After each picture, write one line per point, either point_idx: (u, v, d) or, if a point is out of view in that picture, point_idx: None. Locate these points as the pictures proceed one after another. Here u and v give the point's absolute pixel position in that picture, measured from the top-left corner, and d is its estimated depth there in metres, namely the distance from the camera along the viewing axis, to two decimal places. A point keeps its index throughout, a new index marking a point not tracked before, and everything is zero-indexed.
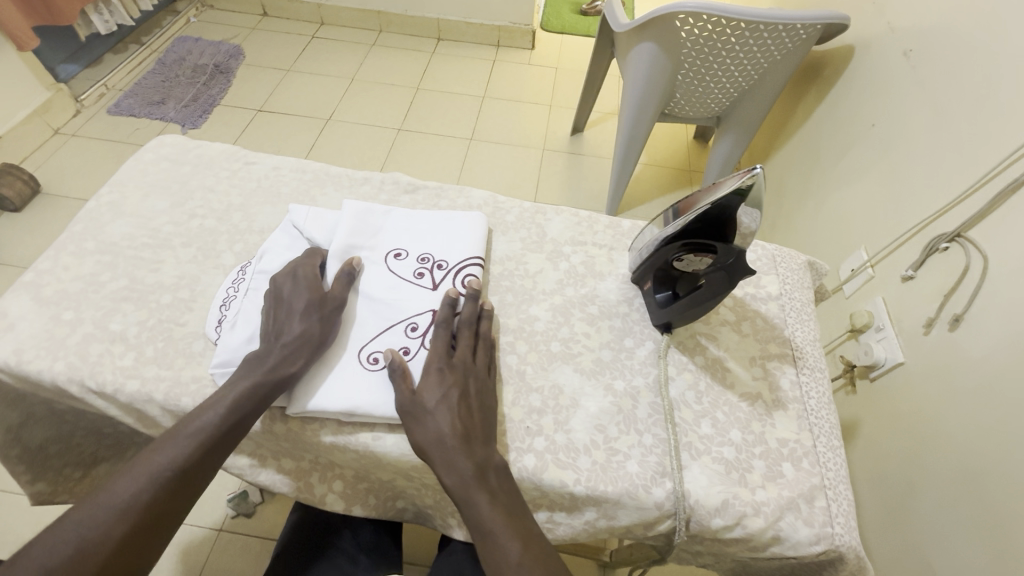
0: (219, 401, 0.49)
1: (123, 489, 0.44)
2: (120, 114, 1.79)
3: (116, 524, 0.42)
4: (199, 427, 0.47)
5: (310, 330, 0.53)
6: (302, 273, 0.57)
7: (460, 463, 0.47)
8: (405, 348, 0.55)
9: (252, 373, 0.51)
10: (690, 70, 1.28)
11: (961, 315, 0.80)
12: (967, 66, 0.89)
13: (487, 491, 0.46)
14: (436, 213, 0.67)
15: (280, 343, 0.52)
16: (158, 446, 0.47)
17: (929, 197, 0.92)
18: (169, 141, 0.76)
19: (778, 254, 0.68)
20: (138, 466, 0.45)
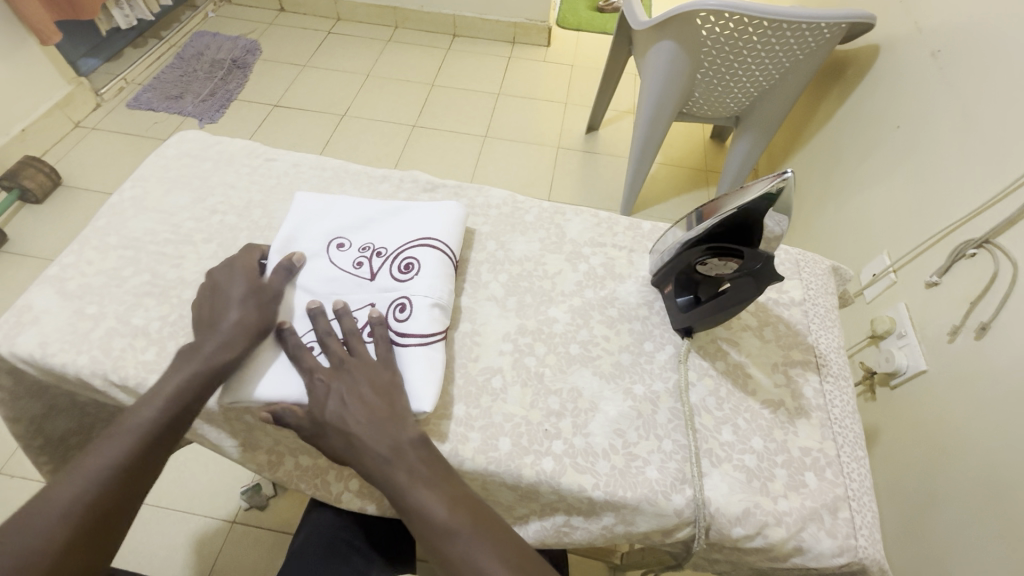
0: (158, 394, 0.49)
1: (62, 493, 0.43)
2: (139, 108, 1.81)
3: (60, 527, 0.41)
4: (135, 424, 0.47)
5: (245, 318, 0.54)
6: (237, 264, 0.58)
7: (375, 446, 0.47)
8: None
9: (185, 367, 0.51)
10: (710, 69, 1.27)
11: (988, 323, 0.78)
12: (998, 68, 0.87)
13: (400, 466, 0.46)
14: (382, 201, 0.66)
15: (216, 333, 0.53)
16: (95, 447, 0.46)
17: (955, 202, 0.90)
18: (191, 137, 0.76)
19: (801, 259, 0.67)
20: (77, 468, 0.44)
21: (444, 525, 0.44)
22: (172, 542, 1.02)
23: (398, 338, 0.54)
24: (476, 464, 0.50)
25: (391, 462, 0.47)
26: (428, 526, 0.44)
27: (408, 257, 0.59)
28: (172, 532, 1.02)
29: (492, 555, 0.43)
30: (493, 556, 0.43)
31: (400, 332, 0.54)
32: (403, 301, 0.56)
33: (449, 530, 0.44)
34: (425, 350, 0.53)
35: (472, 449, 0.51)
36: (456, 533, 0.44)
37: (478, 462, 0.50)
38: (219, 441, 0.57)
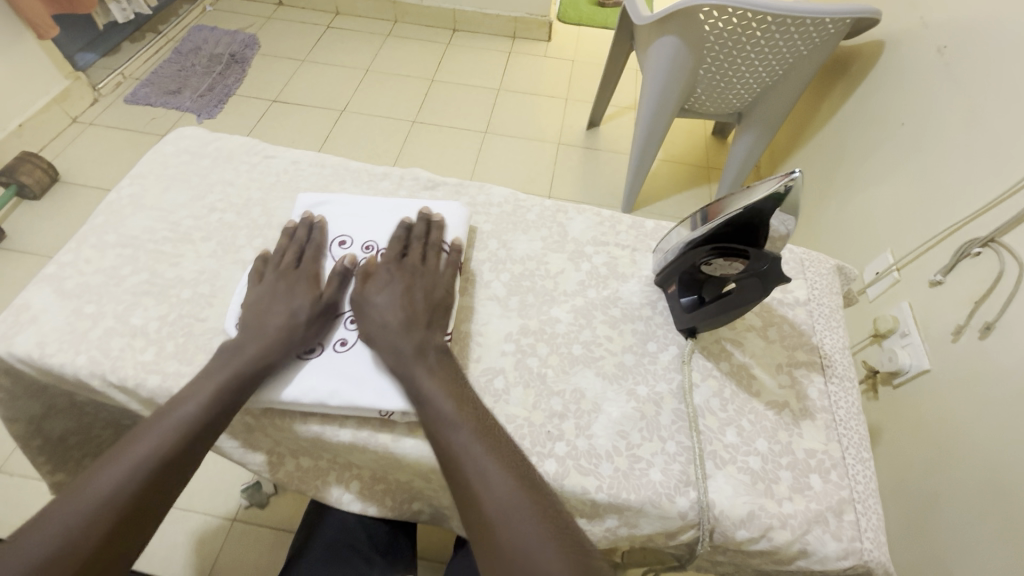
0: (194, 395, 0.49)
1: (104, 481, 0.44)
2: (136, 103, 1.79)
3: (100, 516, 0.42)
4: (179, 418, 0.48)
5: (291, 329, 0.54)
6: (304, 272, 0.58)
7: (435, 388, 0.49)
8: (343, 339, 0.55)
9: (231, 362, 0.51)
10: (713, 65, 1.25)
11: (992, 322, 0.78)
12: (1004, 64, 0.86)
13: (441, 388, 0.49)
14: (387, 200, 0.66)
15: (261, 335, 0.53)
16: (137, 437, 0.46)
17: (961, 200, 0.89)
18: (189, 133, 0.75)
19: (805, 259, 0.67)
20: (119, 457, 0.45)
21: (471, 449, 0.46)
22: (173, 540, 1.01)
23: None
24: None
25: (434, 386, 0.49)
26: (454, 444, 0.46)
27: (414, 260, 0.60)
28: (172, 530, 1.02)
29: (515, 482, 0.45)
30: (515, 486, 0.44)
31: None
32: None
33: (477, 452, 0.46)
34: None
35: None
36: (481, 457, 0.45)
37: None
38: (218, 441, 0.57)
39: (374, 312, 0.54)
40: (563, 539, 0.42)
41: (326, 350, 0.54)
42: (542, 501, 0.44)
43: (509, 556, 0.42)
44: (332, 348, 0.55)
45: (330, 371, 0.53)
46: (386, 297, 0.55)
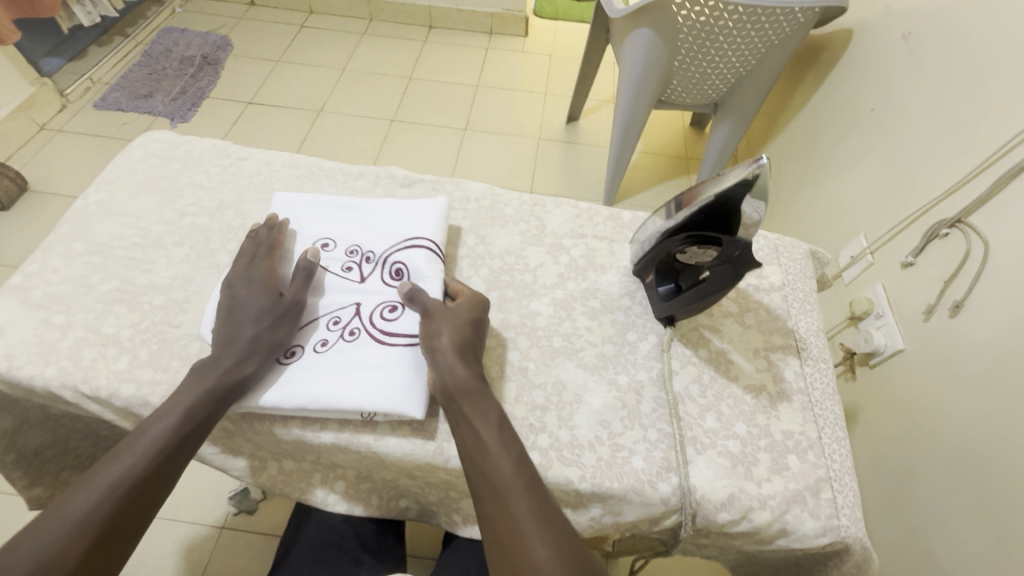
0: (171, 411, 0.47)
1: (77, 506, 0.42)
2: (107, 108, 1.75)
3: (73, 542, 0.40)
4: (155, 436, 0.46)
5: (260, 337, 0.53)
6: (259, 276, 0.56)
7: (463, 371, 0.51)
8: (323, 340, 0.55)
9: (205, 378, 0.50)
10: (688, 56, 1.26)
11: (961, 301, 0.80)
12: (964, 50, 0.89)
13: (465, 363, 0.51)
14: (370, 200, 0.65)
15: (232, 348, 0.52)
16: (111, 459, 0.45)
17: (928, 183, 0.92)
18: (157, 137, 0.74)
19: (779, 244, 0.68)
20: (93, 481, 0.43)
21: (479, 413, 0.48)
22: (160, 551, 1.00)
23: (383, 338, 0.54)
24: None
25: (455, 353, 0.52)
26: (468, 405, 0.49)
27: (396, 262, 0.60)
28: (159, 541, 1.01)
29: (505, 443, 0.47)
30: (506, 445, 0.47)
31: (387, 333, 0.55)
32: (391, 303, 0.57)
33: (482, 416, 0.48)
34: (411, 351, 0.54)
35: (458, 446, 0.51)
36: (484, 419, 0.48)
37: None
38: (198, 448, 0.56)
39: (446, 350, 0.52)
40: (550, 512, 0.44)
41: (306, 351, 0.54)
42: (533, 481, 0.46)
43: (513, 525, 0.43)
44: (312, 350, 0.54)
45: (311, 372, 0.52)
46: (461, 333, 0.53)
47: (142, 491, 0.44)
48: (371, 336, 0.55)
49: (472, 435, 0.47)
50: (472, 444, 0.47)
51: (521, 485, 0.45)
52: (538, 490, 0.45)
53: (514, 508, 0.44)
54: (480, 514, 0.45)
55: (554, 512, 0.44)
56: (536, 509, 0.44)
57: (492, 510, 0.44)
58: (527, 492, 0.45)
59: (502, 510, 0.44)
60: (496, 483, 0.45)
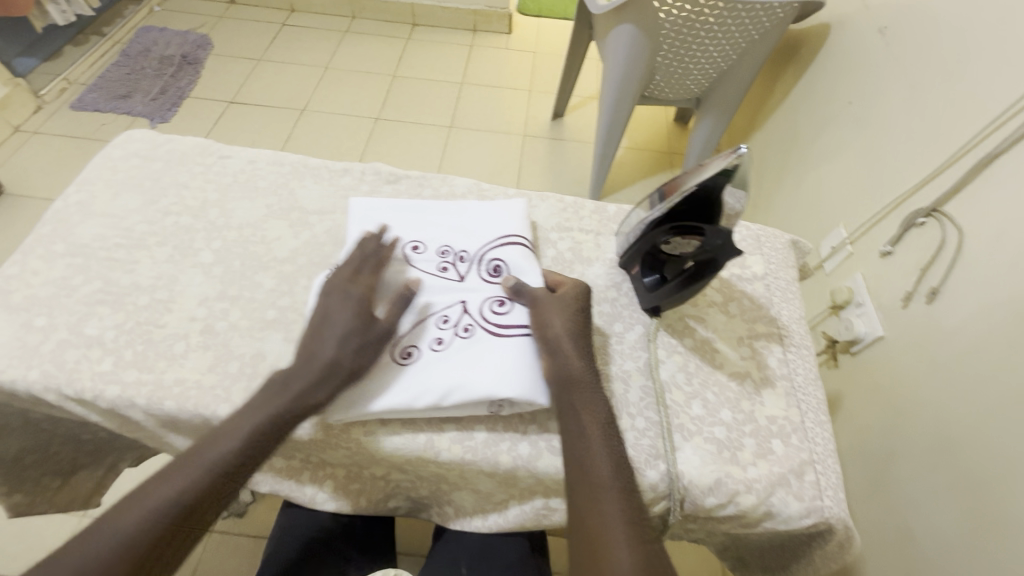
0: (233, 433, 0.47)
1: (126, 523, 0.43)
2: (83, 109, 1.72)
3: (116, 562, 0.41)
4: (213, 457, 0.46)
5: (340, 357, 0.50)
6: (354, 289, 0.54)
7: (576, 363, 0.52)
8: (438, 338, 0.54)
9: (274, 401, 0.49)
10: (670, 52, 1.28)
11: (937, 288, 0.82)
12: (938, 44, 0.91)
13: (580, 357, 0.52)
14: (445, 203, 0.66)
15: (308, 368, 0.50)
16: (167, 475, 0.45)
17: (905, 173, 0.94)
18: (138, 136, 0.73)
19: (761, 235, 0.69)
20: (146, 497, 0.44)
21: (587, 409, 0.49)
22: None
23: (498, 330, 0.54)
24: (453, 454, 0.51)
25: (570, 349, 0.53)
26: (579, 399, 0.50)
27: (492, 259, 0.60)
28: None
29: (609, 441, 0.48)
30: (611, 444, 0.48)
31: (501, 325, 0.55)
32: (497, 298, 0.57)
33: (589, 413, 0.49)
34: (529, 342, 0.54)
35: (448, 438, 0.52)
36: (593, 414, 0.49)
37: (455, 453, 0.51)
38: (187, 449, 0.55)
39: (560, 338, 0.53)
40: (636, 515, 0.45)
41: (423, 350, 0.53)
42: (626, 483, 0.46)
43: (597, 521, 0.44)
44: (430, 350, 0.53)
45: (437, 370, 0.52)
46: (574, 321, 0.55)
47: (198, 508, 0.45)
48: (484, 330, 0.54)
49: (574, 426, 0.49)
50: (573, 435, 0.48)
51: (614, 484, 0.46)
52: (629, 492, 0.46)
53: (605, 506, 0.45)
54: (570, 504, 0.46)
55: (640, 517, 0.45)
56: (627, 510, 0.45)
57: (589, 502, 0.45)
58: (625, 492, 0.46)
59: (596, 501, 0.45)
60: (589, 476, 0.46)
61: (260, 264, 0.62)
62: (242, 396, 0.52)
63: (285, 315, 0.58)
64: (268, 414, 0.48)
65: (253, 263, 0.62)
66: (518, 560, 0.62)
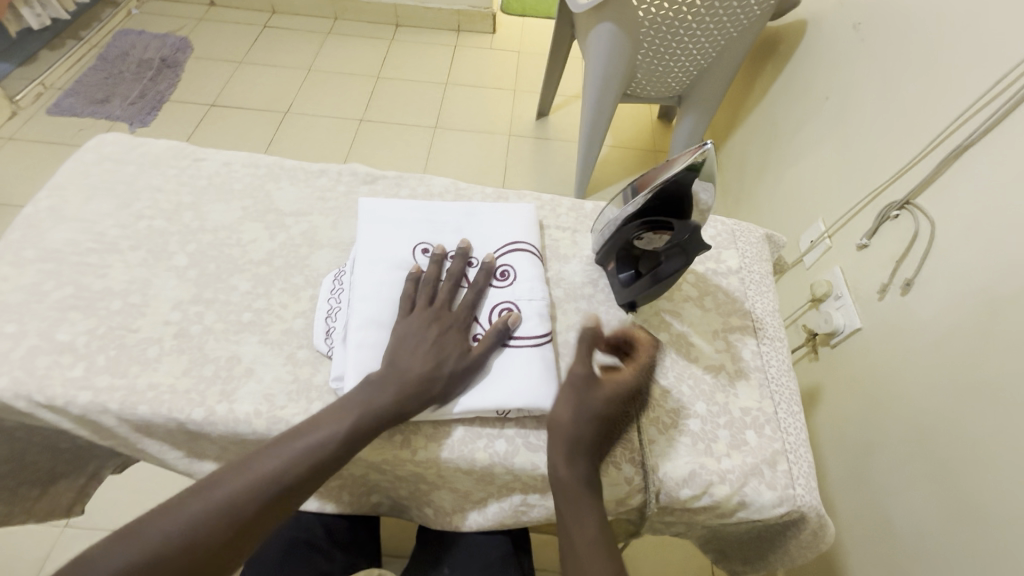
0: (338, 421, 0.47)
1: (228, 491, 0.42)
2: (61, 114, 1.69)
3: (215, 530, 0.41)
4: (317, 441, 0.46)
5: (438, 378, 0.51)
6: (429, 312, 0.54)
7: (575, 472, 0.48)
8: None
9: (379, 395, 0.49)
10: (650, 50, 1.29)
11: (911, 279, 0.84)
12: (910, 39, 0.93)
13: (580, 465, 0.48)
14: (454, 204, 0.66)
15: (407, 383, 0.50)
16: (272, 449, 0.45)
17: (879, 167, 0.96)
18: (111, 140, 0.72)
19: (736, 229, 0.70)
20: (251, 469, 0.44)
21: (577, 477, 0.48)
22: None
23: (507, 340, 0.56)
24: (431, 452, 0.51)
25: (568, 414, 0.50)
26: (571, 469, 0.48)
27: (501, 263, 0.61)
28: None
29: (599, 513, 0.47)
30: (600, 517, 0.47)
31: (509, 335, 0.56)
32: (506, 305, 0.57)
33: (580, 481, 0.48)
34: (537, 351, 0.55)
35: (426, 437, 0.52)
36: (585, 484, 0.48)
37: (432, 451, 0.51)
38: (163, 454, 0.55)
39: (569, 420, 0.49)
40: None
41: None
42: None
43: None
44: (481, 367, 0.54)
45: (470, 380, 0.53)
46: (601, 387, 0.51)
47: (267, 509, 0.43)
48: None
49: (568, 541, 0.47)
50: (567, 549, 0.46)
51: None
52: None
53: None
54: None
55: None
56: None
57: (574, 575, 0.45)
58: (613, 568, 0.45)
59: None
60: None
61: (235, 267, 0.62)
62: (217, 398, 0.52)
63: (260, 317, 0.58)
64: (371, 407, 0.48)
65: (228, 266, 0.62)
66: (499, 558, 0.61)
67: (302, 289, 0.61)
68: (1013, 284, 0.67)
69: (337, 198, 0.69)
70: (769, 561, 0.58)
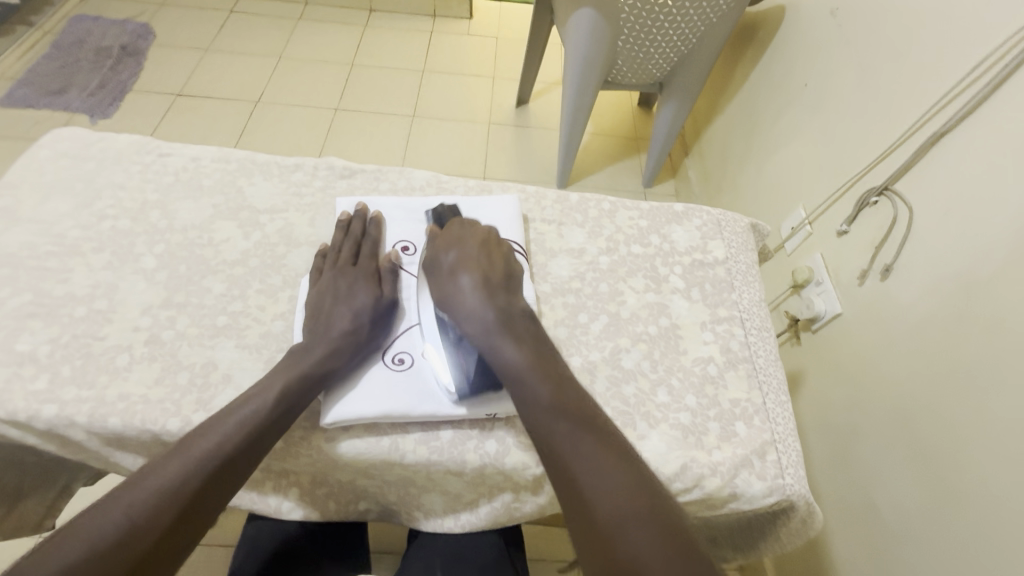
0: (267, 389, 0.47)
1: (168, 473, 0.41)
2: (14, 106, 1.60)
3: (162, 510, 0.40)
4: (249, 413, 0.45)
5: (356, 328, 0.53)
6: (337, 272, 0.57)
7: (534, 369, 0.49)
8: (431, 345, 0.55)
9: (303, 360, 0.50)
10: (631, 36, 1.27)
11: (891, 265, 0.85)
12: (886, 25, 0.93)
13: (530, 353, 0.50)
14: (438, 200, 0.65)
15: (329, 337, 0.51)
16: (204, 430, 0.44)
17: (858, 153, 0.97)
18: (67, 134, 0.68)
19: (721, 219, 0.70)
20: (188, 449, 0.43)
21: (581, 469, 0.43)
22: None
23: None
24: (419, 456, 0.50)
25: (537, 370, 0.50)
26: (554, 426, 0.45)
27: None
28: None
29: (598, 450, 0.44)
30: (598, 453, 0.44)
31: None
32: None
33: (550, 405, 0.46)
34: None
35: (414, 440, 0.51)
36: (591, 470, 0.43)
37: (421, 454, 0.50)
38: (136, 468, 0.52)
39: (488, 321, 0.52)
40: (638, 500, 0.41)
41: (416, 358, 0.54)
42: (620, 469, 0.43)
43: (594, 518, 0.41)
44: (423, 355, 0.54)
45: (430, 377, 0.52)
46: (475, 280, 0.54)
47: (213, 481, 0.42)
48: None
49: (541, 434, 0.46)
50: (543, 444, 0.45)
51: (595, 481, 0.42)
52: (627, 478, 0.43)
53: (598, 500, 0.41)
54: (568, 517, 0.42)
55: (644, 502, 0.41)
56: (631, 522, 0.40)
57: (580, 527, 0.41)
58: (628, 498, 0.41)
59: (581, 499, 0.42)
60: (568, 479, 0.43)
61: (208, 268, 0.59)
62: (193, 408, 0.49)
63: (237, 321, 0.55)
64: (298, 373, 0.49)
65: (200, 267, 0.59)
66: (494, 559, 0.61)
67: (281, 290, 0.58)
68: (989, 269, 0.69)
69: (313, 194, 0.66)
70: (758, 549, 0.59)
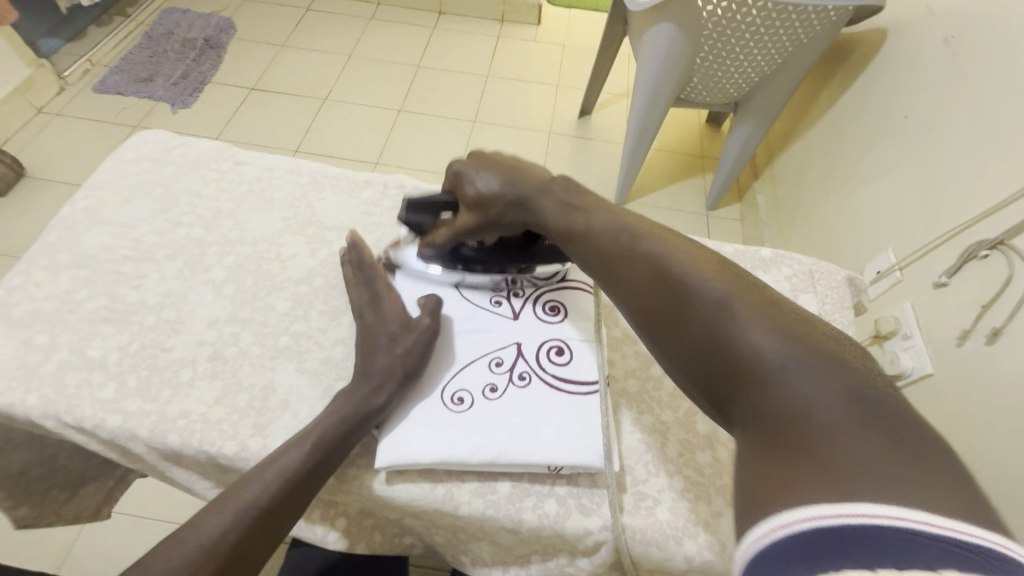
0: (301, 441, 0.45)
1: (210, 527, 0.40)
2: (105, 92, 1.70)
3: (201, 566, 0.39)
4: (284, 466, 0.43)
5: (390, 362, 0.49)
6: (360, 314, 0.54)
7: (612, 223, 0.45)
8: (491, 384, 0.51)
9: (338, 408, 0.47)
10: (711, 53, 1.20)
11: (1000, 328, 0.75)
12: (1012, 58, 0.83)
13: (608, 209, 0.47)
14: None
15: (364, 378, 0.49)
16: (243, 482, 0.43)
17: (967, 199, 0.87)
18: (151, 136, 0.69)
19: (815, 270, 0.63)
20: (227, 502, 0.42)
21: (700, 312, 0.37)
22: None
23: (556, 383, 0.51)
24: (473, 509, 0.47)
25: (614, 269, 0.43)
26: (638, 254, 0.42)
27: (550, 298, 0.57)
28: None
29: (794, 345, 0.34)
30: (794, 346, 0.33)
31: (560, 378, 0.52)
32: (556, 343, 0.54)
33: (640, 254, 0.42)
34: (587, 399, 0.51)
35: (469, 491, 0.48)
36: (711, 312, 0.37)
37: (476, 507, 0.47)
38: (192, 483, 0.52)
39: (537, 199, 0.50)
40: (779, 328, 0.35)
41: (476, 398, 0.50)
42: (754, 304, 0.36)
43: (730, 364, 0.35)
44: (483, 397, 0.50)
45: (489, 421, 0.49)
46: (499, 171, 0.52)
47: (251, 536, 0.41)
48: (542, 382, 0.51)
49: (641, 281, 0.41)
50: (646, 293, 0.41)
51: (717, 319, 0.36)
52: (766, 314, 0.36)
53: (729, 336, 0.35)
54: (698, 373, 0.37)
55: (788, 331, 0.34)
56: (879, 436, 0.29)
57: (688, 361, 0.37)
58: (755, 327, 0.35)
59: (706, 344, 0.36)
60: (682, 325, 0.38)
61: (273, 284, 0.58)
62: (250, 432, 0.48)
63: (299, 343, 0.54)
64: (332, 422, 0.46)
65: (266, 283, 0.58)
66: None
67: (343, 313, 0.57)
68: None
69: (382, 213, 0.65)
70: None
